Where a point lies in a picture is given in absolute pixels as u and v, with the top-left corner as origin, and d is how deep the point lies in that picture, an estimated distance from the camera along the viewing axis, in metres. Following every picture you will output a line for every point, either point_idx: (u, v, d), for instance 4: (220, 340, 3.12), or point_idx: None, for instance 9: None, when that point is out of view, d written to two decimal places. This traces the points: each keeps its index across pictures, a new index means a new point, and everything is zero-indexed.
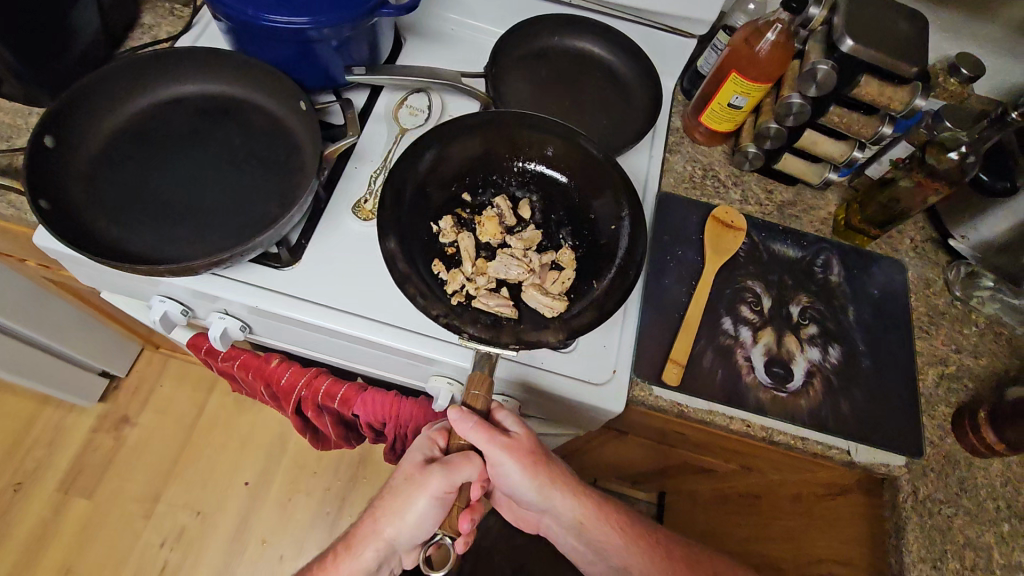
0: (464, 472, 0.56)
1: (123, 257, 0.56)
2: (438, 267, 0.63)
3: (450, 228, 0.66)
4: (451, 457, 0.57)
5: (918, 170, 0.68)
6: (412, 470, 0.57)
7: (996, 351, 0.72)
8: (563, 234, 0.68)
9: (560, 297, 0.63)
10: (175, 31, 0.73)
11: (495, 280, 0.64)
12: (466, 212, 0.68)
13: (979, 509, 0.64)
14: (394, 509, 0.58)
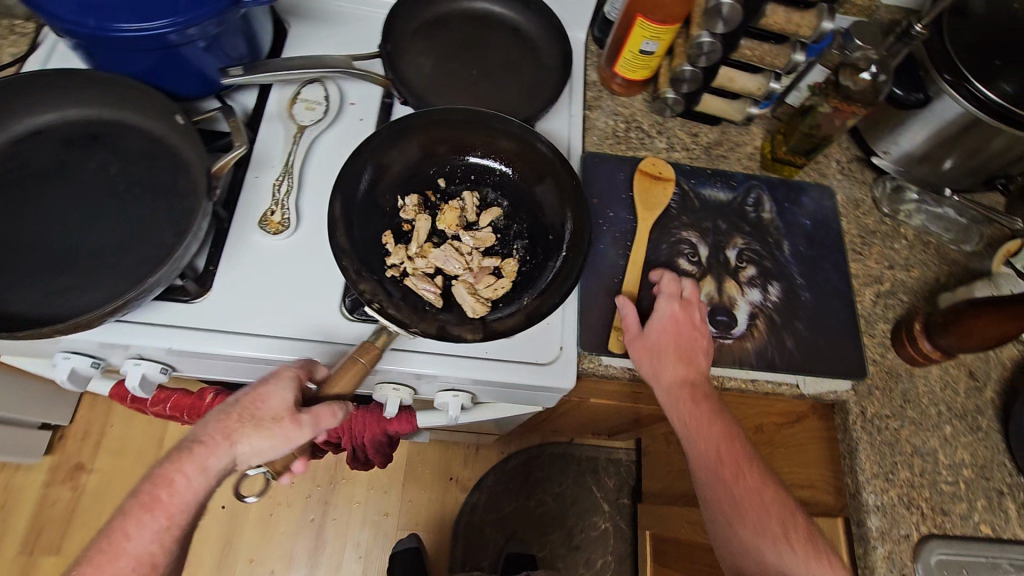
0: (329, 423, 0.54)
1: (4, 323, 0.51)
2: (386, 240, 0.60)
3: (414, 207, 0.62)
4: (318, 406, 0.53)
5: (834, 94, 0.66)
6: (284, 415, 0.52)
7: (926, 261, 0.74)
8: (516, 230, 0.63)
9: (485, 301, 0.59)
10: (20, 52, 0.64)
11: (434, 269, 0.61)
12: (431, 195, 0.64)
13: (923, 416, 0.67)
14: (257, 443, 0.52)
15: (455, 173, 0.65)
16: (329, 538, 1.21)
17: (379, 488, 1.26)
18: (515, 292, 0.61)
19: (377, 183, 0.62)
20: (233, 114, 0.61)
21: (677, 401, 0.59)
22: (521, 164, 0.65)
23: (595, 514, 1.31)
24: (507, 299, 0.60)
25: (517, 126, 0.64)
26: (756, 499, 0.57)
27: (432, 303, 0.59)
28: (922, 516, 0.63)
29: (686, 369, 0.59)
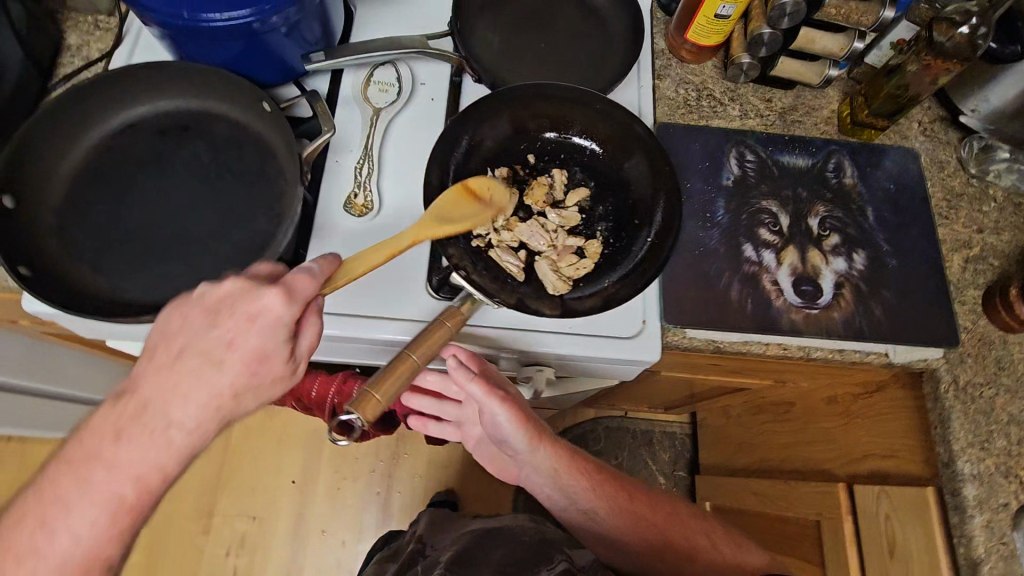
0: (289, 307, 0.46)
1: (120, 309, 0.54)
2: (474, 211, 0.61)
3: (503, 179, 0.63)
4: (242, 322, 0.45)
5: (925, 51, 0.63)
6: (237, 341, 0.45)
7: (1017, 223, 0.71)
8: (601, 207, 0.63)
9: (567, 280, 0.60)
10: (107, 48, 0.66)
11: (519, 243, 0.61)
12: (521, 169, 0.64)
13: (1019, 384, 0.65)
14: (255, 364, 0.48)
15: (532, 150, 0.64)
16: (394, 511, 1.27)
17: (440, 463, 1.31)
18: (598, 273, 0.61)
19: (471, 153, 0.62)
20: (317, 99, 0.61)
21: (540, 441, 0.67)
22: (600, 141, 0.65)
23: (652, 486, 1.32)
24: (590, 281, 0.60)
25: (603, 102, 0.64)
26: (603, 495, 0.71)
27: (516, 276, 0.59)
28: (1021, 485, 0.61)
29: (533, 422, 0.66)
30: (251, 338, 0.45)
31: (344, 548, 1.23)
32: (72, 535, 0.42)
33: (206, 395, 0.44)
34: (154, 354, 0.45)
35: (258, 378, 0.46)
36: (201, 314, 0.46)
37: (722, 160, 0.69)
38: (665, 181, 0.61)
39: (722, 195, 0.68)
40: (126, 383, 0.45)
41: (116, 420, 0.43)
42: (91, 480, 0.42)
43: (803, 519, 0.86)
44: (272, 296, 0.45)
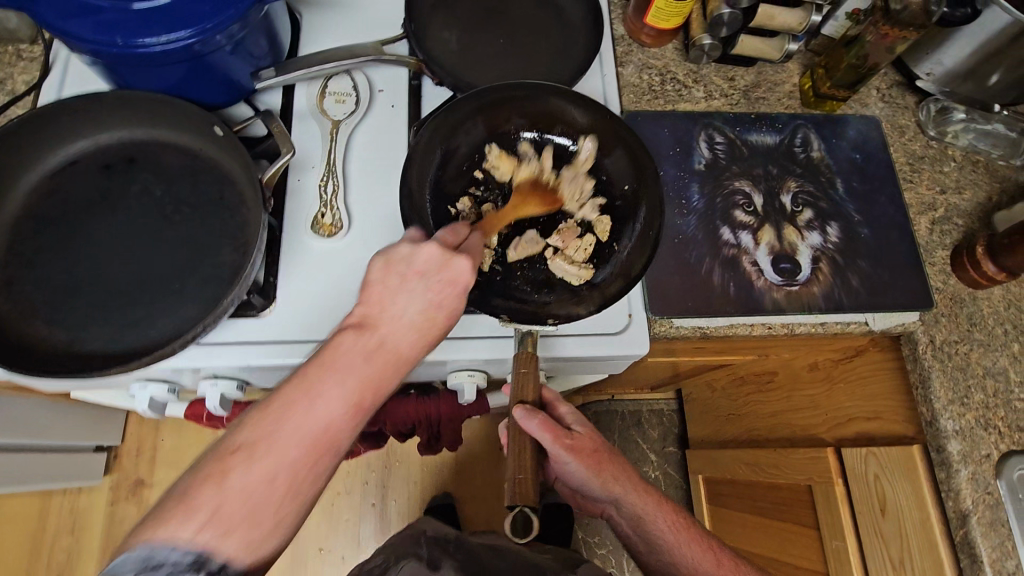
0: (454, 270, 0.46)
1: (84, 363, 0.50)
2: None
3: (471, 210, 0.61)
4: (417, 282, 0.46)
5: (883, 21, 0.63)
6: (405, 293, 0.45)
7: (977, 181, 0.73)
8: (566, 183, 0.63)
9: (586, 264, 0.60)
10: (34, 79, 0.61)
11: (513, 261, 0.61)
12: (479, 189, 0.62)
13: (991, 337, 0.67)
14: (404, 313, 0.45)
15: (476, 166, 0.63)
16: (391, 519, 1.26)
17: (433, 467, 1.30)
18: (606, 248, 0.61)
19: (449, 163, 0.61)
20: (272, 118, 0.58)
21: (622, 480, 0.60)
22: (573, 134, 0.64)
23: (644, 464, 1.33)
24: (603, 256, 0.61)
25: (575, 101, 0.62)
26: (706, 550, 0.62)
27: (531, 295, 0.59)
28: (1000, 435, 0.64)
29: (609, 459, 0.60)
30: (449, 299, 0.46)
31: (344, 563, 1.22)
32: (280, 468, 0.39)
33: (411, 321, 0.45)
34: (374, 297, 0.45)
35: (450, 327, 0.47)
36: (400, 279, 0.46)
37: (692, 143, 0.69)
38: (645, 179, 0.61)
39: (695, 179, 0.67)
40: (363, 314, 0.45)
41: (349, 349, 0.43)
42: (320, 406, 0.41)
43: (793, 483, 0.88)
44: (466, 264, 0.47)
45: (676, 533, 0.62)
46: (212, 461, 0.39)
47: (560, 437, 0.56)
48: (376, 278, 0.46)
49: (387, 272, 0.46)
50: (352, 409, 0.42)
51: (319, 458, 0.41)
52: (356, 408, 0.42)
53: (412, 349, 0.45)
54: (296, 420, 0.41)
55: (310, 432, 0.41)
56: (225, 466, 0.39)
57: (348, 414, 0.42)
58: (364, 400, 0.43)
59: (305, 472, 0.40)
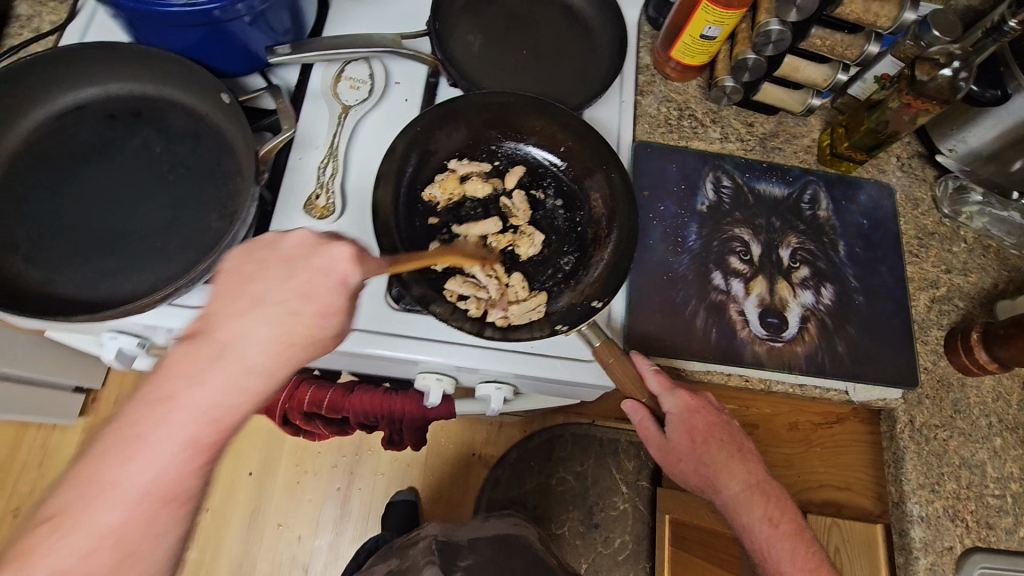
0: (333, 261, 0.43)
1: (52, 306, 0.51)
2: (453, 297, 0.58)
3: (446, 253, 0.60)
4: (269, 275, 0.42)
5: (907, 90, 0.61)
6: (281, 268, 0.42)
7: (984, 266, 0.71)
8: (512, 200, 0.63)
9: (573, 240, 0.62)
10: (60, 20, 0.63)
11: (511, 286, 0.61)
12: (443, 233, 0.61)
13: (973, 427, 0.65)
14: (244, 309, 0.41)
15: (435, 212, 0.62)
16: (353, 507, 1.25)
17: (403, 462, 1.30)
18: (588, 235, 0.62)
19: (424, 165, 0.62)
20: (279, 95, 0.59)
21: (717, 485, 0.57)
22: (562, 153, 0.64)
23: (614, 495, 1.28)
24: (588, 244, 0.62)
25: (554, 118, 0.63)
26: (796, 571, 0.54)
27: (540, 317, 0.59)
28: (967, 529, 0.62)
29: (704, 462, 0.57)
30: (326, 290, 0.42)
31: (299, 543, 1.22)
32: (99, 534, 0.35)
33: (262, 327, 0.40)
34: (218, 302, 0.41)
35: (321, 330, 0.42)
36: (258, 265, 0.42)
37: (698, 183, 0.69)
38: (622, 200, 0.61)
39: (695, 220, 0.67)
40: (200, 322, 0.41)
41: (168, 376, 0.38)
42: (138, 456, 0.37)
43: None
44: (340, 251, 0.43)
45: (769, 545, 0.55)
46: (13, 540, 0.35)
47: (652, 442, 0.59)
48: (235, 271, 0.42)
49: (299, 242, 0.43)
50: (184, 450, 0.38)
51: (150, 511, 0.37)
52: (191, 447, 0.38)
53: (262, 362, 0.40)
54: (109, 479, 0.36)
55: (130, 489, 0.36)
56: (28, 545, 0.34)
57: (181, 454, 0.38)
58: (209, 433, 0.39)
59: (137, 531, 0.36)
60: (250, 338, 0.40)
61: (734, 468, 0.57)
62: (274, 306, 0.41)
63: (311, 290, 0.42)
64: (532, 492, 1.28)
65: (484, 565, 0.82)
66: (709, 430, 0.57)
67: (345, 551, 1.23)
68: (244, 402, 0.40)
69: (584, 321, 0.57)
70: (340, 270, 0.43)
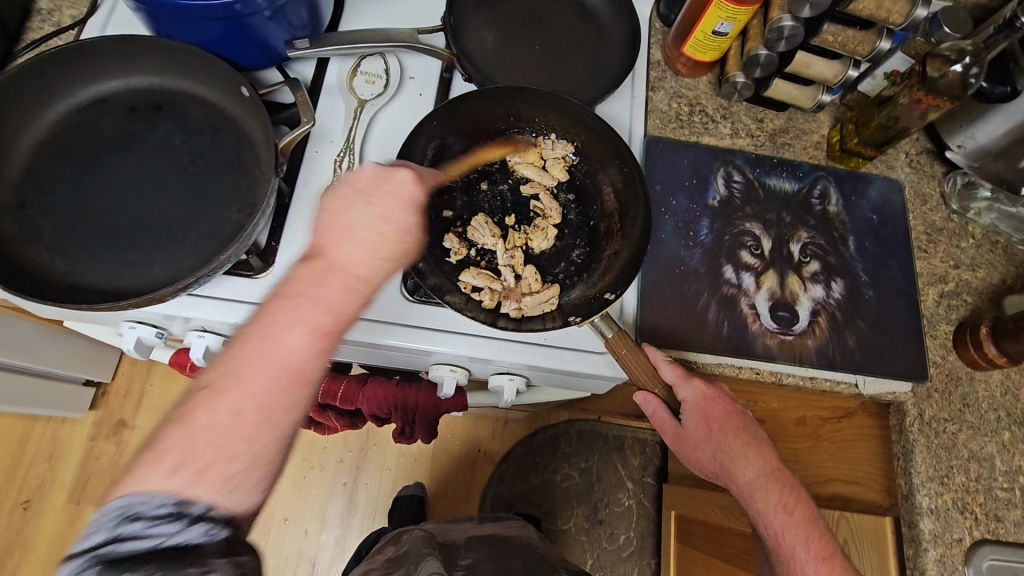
0: (399, 180, 0.48)
1: (75, 294, 0.51)
2: (467, 287, 0.59)
3: (460, 245, 0.61)
4: (372, 175, 0.48)
5: (918, 86, 0.62)
6: (361, 184, 0.47)
7: (992, 261, 0.71)
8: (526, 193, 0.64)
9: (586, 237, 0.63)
10: (81, 14, 0.63)
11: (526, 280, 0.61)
12: (457, 224, 0.62)
13: (982, 421, 0.65)
14: (333, 219, 0.45)
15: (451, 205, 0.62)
16: (359, 502, 1.26)
17: (409, 457, 1.30)
18: (600, 230, 0.63)
19: (439, 160, 0.63)
20: (298, 88, 0.59)
21: (732, 473, 0.58)
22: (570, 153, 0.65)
23: (618, 491, 1.28)
24: (600, 239, 0.63)
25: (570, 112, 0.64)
26: (807, 554, 0.56)
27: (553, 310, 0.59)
28: (975, 521, 0.62)
29: (720, 451, 0.58)
30: (400, 211, 0.47)
31: (306, 537, 1.22)
32: (243, 402, 0.38)
33: (358, 238, 0.45)
34: (322, 222, 0.45)
35: (405, 242, 0.47)
36: (342, 194, 0.47)
37: (709, 177, 0.69)
38: (636, 198, 0.61)
39: (706, 214, 0.68)
40: (315, 245, 0.45)
41: (304, 285, 0.42)
42: (282, 335, 0.40)
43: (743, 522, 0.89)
44: (406, 176, 0.48)
45: (785, 531, 0.56)
46: (184, 403, 0.38)
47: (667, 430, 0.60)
48: (328, 202, 0.46)
49: (373, 169, 0.48)
50: (311, 337, 0.41)
51: (280, 393, 0.39)
52: (317, 335, 0.41)
53: (365, 269, 0.44)
54: (233, 401, 0.38)
55: (254, 400, 0.38)
56: (191, 405, 0.38)
57: (309, 341, 0.40)
58: (331, 323, 0.42)
59: (276, 403, 0.39)
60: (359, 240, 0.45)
61: (750, 456, 0.58)
62: (365, 220, 0.45)
63: (394, 203, 0.47)
64: (538, 488, 1.29)
65: (490, 557, 0.82)
66: (723, 416, 0.58)
67: (351, 546, 1.23)
68: (358, 304, 0.44)
69: (596, 313, 0.57)
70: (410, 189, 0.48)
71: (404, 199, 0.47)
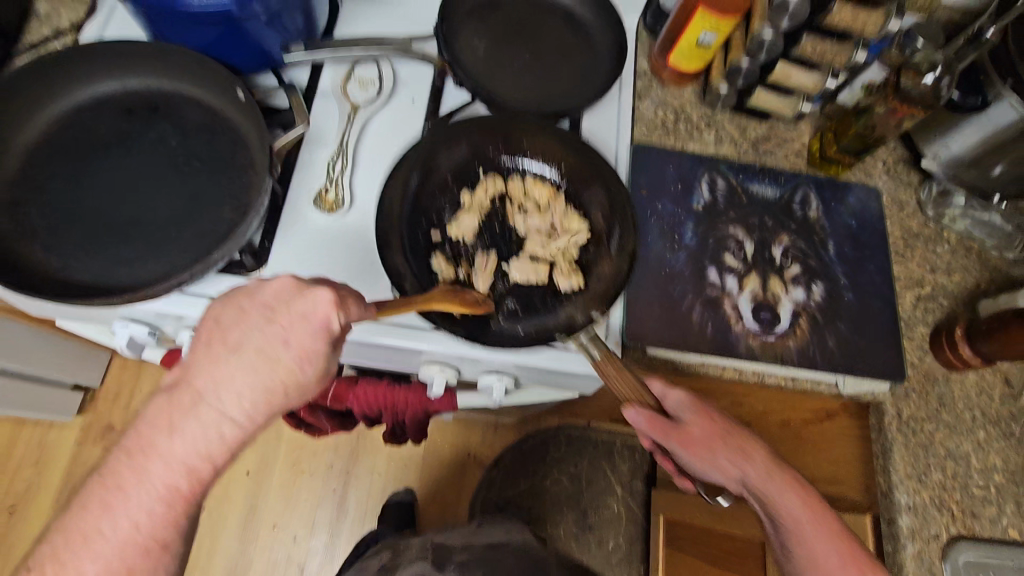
0: (311, 305, 0.43)
1: (69, 291, 0.52)
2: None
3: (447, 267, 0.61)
4: (273, 294, 0.44)
5: (893, 96, 0.65)
6: (248, 311, 0.44)
7: (967, 266, 0.74)
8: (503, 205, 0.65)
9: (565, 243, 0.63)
10: (79, 18, 0.65)
11: (516, 298, 0.61)
12: (439, 242, 0.62)
13: (958, 420, 0.67)
14: (228, 342, 0.44)
15: (442, 209, 0.64)
16: (349, 507, 1.26)
17: (399, 462, 1.30)
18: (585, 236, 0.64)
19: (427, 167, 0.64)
20: (292, 92, 0.61)
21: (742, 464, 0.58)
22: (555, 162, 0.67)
23: (608, 496, 1.29)
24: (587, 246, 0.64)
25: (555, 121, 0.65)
26: (826, 536, 0.57)
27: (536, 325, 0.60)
28: (952, 518, 0.64)
29: (725, 444, 0.58)
30: (304, 336, 0.44)
31: (295, 543, 1.22)
32: (117, 526, 0.42)
33: (235, 367, 0.43)
34: (208, 349, 0.44)
35: (302, 375, 0.44)
36: (237, 312, 0.44)
37: (694, 183, 0.71)
38: (619, 208, 0.63)
39: (691, 218, 0.69)
40: (180, 372, 0.44)
41: (180, 415, 0.43)
42: (142, 469, 0.42)
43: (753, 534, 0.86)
44: (321, 295, 0.44)
45: (799, 514, 0.57)
46: (59, 532, 0.42)
47: (671, 440, 0.56)
48: (208, 322, 0.45)
49: (280, 285, 0.44)
50: (161, 475, 0.43)
51: (169, 509, 0.43)
52: (164, 478, 0.43)
53: (247, 404, 0.43)
54: (137, 483, 0.42)
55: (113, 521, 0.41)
56: (83, 520, 0.41)
57: (138, 483, 0.42)
58: (205, 465, 0.43)
59: (162, 526, 0.42)
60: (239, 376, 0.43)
61: (750, 448, 0.59)
62: (252, 352, 0.43)
63: (291, 334, 0.43)
64: (528, 493, 1.30)
65: (479, 558, 0.83)
66: (721, 421, 0.59)
67: (340, 551, 1.23)
68: (222, 440, 0.43)
69: (585, 331, 0.58)
70: (318, 315, 0.43)
71: (308, 330, 0.43)
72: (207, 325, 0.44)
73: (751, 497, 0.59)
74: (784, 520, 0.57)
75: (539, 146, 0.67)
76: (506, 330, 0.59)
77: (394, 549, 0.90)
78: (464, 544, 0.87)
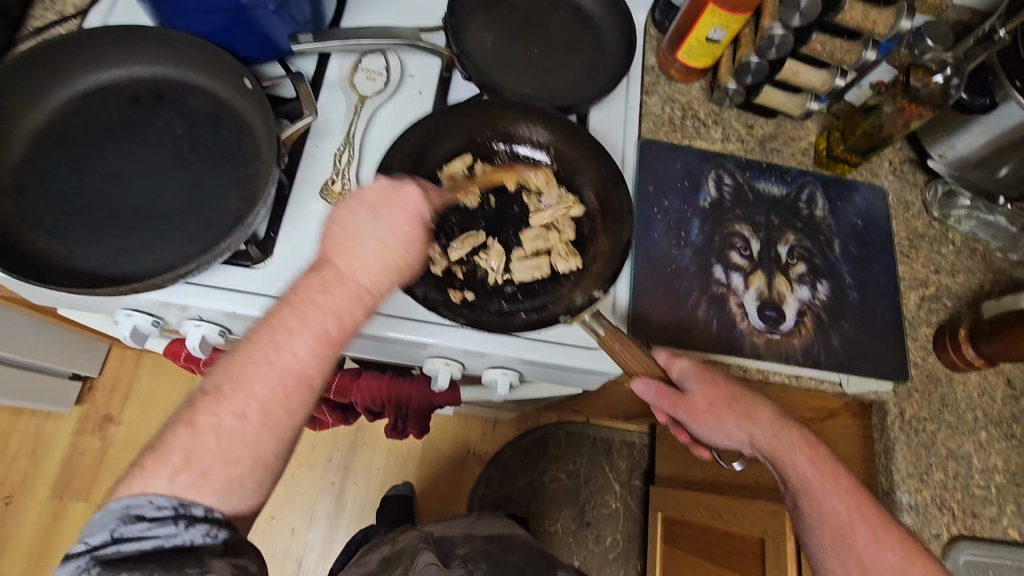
0: (408, 199, 0.51)
1: (75, 279, 0.52)
2: (456, 298, 0.59)
3: (442, 257, 0.61)
4: (380, 188, 0.51)
5: (902, 95, 0.64)
6: (355, 204, 0.50)
7: (971, 268, 0.74)
8: (500, 189, 0.65)
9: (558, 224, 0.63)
10: (84, 4, 0.64)
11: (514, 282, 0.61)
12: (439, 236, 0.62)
13: (960, 420, 0.68)
14: (335, 232, 0.49)
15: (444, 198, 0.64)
16: (347, 500, 1.26)
17: (398, 457, 1.30)
18: (590, 231, 0.64)
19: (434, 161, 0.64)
20: (301, 82, 0.60)
21: (753, 423, 0.58)
22: (560, 159, 0.66)
23: (607, 493, 1.30)
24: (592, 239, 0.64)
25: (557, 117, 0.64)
26: (836, 492, 0.57)
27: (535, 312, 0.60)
28: (953, 518, 0.64)
29: (735, 406, 0.58)
30: (407, 224, 0.50)
31: (293, 536, 1.22)
32: (247, 406, 0.42)
33: (367, 247, 0.48)
34: (331, 235, 0.49)
35: (409, 257, 0.50)
36: (349, 211, 0.49)
37: (700, 181, 0.71)
38: (620, 204, 0.63)
39: (698, 216, 0.69)
40: (324, 254, 0.49)
41: (306, 293, 0.46)
42: (285, 344, 0.44)
43: (749, 535, 0.83)
44: (414, 192, 0.51)
45: (809, 470, 0.58)
46: (184, 410, 0.41)
47: (678, 407, 0.57)
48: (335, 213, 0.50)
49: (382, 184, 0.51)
50: (318, 346, 0.45)
51: (287, 393, 0.43)
52: (322, 344, 0.45)
53: (372, 280, 0.48)
54: (264, 363, 0.43)
55: (281, 366, 0.43)
56: (195, 410, 0.41)
57: (317, 348, 0.45)
58: (336, 332, 0.46)
59: (277, 407, 0.43)
60: (375, 252, 0.48)
61: (759, 407, 0.60)
62: (371, 232, 0.49)
63: (402, 217, 0.50)
64: (526, 489, 1.30)
65: (479, 552, 0.83)
66: (727, 384, 0.59)
67: (338, 544, 1.23)
68: (360, 311, 0.48)
69: (586, 310, 0.58)
70: (416, 211, 0.51)
71: (406, 218, 0.50)
72: (332, 218, 0.49)
73: (762, 456, 0.59)
74: (797, 475, 0.58)
75: (545, 141, 0.66)
76: (509, 318, 0.59)
77: (396, 540, 0.90)
78: (466, 537, 0.89)
